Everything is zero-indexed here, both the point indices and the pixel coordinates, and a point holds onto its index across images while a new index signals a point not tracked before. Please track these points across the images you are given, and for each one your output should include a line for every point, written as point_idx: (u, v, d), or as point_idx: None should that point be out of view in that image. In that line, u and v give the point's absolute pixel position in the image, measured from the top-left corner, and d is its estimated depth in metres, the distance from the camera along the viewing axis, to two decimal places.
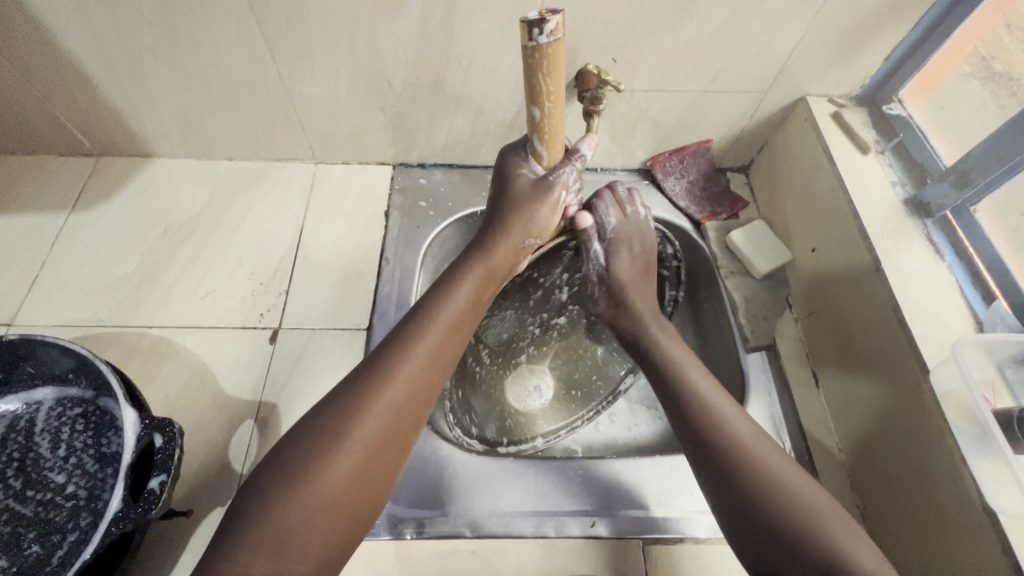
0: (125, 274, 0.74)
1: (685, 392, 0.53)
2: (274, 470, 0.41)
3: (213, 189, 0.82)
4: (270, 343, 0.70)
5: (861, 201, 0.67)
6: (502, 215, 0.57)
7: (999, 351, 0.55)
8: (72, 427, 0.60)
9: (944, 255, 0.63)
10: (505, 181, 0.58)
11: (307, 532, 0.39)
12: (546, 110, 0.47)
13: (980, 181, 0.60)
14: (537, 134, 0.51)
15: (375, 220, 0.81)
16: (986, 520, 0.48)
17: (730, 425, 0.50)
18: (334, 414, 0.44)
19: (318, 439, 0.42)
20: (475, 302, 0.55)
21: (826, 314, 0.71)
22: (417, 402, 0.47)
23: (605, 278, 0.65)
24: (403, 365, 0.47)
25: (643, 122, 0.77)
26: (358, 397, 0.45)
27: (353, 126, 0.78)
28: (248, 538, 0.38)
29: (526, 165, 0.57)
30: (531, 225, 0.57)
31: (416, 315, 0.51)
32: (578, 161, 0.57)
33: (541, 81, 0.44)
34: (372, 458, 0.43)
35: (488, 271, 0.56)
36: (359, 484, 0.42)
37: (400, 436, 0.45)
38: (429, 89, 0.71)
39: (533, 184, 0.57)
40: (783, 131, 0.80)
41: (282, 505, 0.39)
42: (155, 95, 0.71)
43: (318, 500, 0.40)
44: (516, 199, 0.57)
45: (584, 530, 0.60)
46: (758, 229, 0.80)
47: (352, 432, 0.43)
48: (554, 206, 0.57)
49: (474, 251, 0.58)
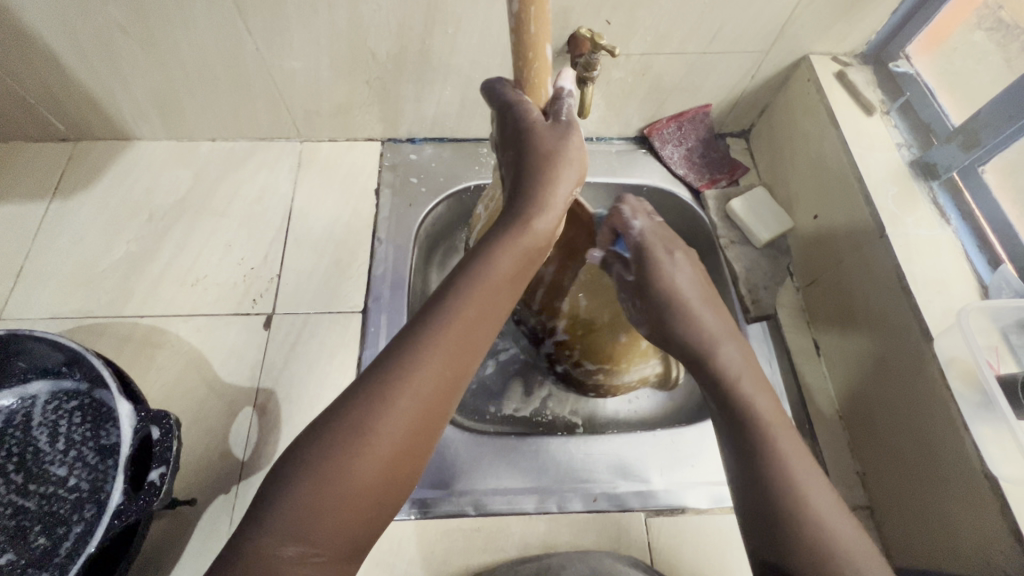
0: (112, 262, 0.72)
1: (783, 487, 0.39)
2: (299, 455, 0.37)
3: (197, 171, 0.79)
4: (264, 329, 0.69)
5: (865, 165, 0.65)
6: (527, 168, 0.48)
7: (1004, 316, 0.53)
8: (70, 420, 0.60)
9: (949, 219, 0.62)
10: (516, 129, 0.50)
11: (329, 523, 0.35)
12: (541, 56, 0.49)
13: (989, 141, 0.58)
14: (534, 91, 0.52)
15: (366, 199, 0.79)
16: (986, 485, 0.49)
17: (832, 534, 0.37)
18: (358, 403, 0.38)
19: (341, 428, 0.37)
20: (513, 274, 0.46)
21: (827, 283, 0.70)
22: (448, 385, 0.41)
23: (636, 289, 0.52)
24: (429, 355, 0.40)
25: (640, 88, 0.74)
26: (382, 387, 0.39)
27: (338, 100, 0.75)
28: (268, 523, 0.34)
29: (534, 112, 0.50)
30: (567, 173, 0.48)
31: (445, 294, 0.44)
32: (568, 100, 0.52)
33: (534, 19, 0.46)
34: (404, 451, 0.38)
35: (538, 231, 0.47)
36: (390, 475, 0.38)
37: (431, 425, 0.40)
38: (415, 59, 0.68)
39: (554, 127, 0.49)
40: (785, 93, 0.77)
41: (305, 493, 0.35)
42: (127, 74, 0.68)
43: (344, 494, 0.36)
44: (540, 148, 0.48)
45: (586, 504, 0.61)
46: (759, 196, 0.78)
47: (375, 429, 0.37)
48: (582, 144, 0.50)
49: (511, 209, 0.48)
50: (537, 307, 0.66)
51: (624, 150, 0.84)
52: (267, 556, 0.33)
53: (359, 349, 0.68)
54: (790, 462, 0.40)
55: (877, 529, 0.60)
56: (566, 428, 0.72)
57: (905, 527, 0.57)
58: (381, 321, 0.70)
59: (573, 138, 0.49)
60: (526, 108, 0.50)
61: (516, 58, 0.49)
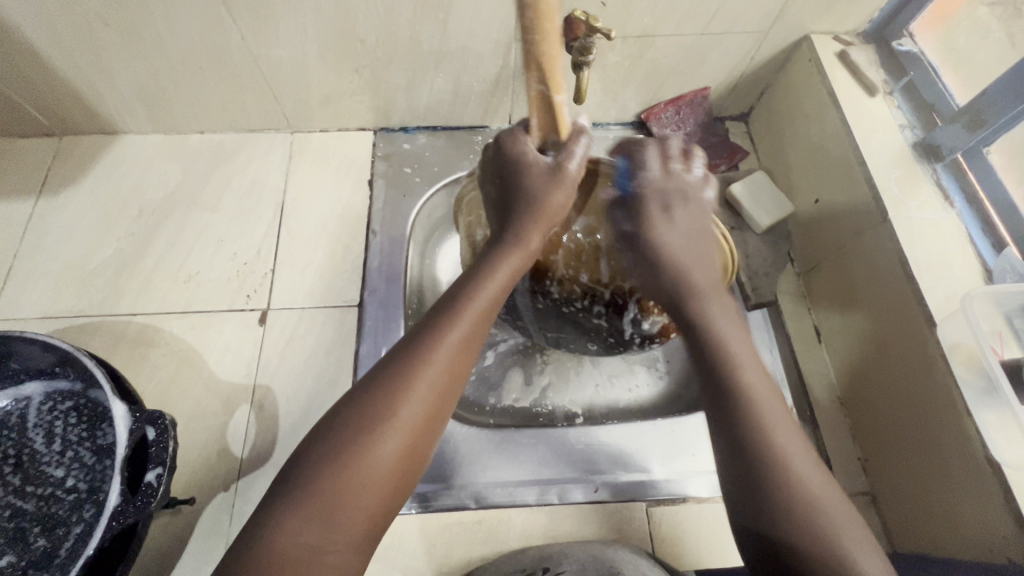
0: (102, 260, 0.71)
1: (756, 433, 0.40)
2: (320, 443, 0.39)
3: (187, 165, 0.78)
4: (259, 325, 0.68)
5: (867, 147, 0.64)
6: (512, 208, 0.49)
7: (1008, 300, 0.53)
8: (65, 421, 0.59)
9: (952, 201, 0.60)
10: (511, 166, 0.49)
11: (350, 506, 0.37)
12: (556, 82, 0.45)
13: (995, 120, 0.57)
14: (552, 128, 0.49)
15: (359, 190, 0.78)
16: (988, 471, 0.49)
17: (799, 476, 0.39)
18: (373, 394, 0.41)
19: (360, 415, 0.40)
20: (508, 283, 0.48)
21: (830, 268, 0.69)
22: (452, 384, 0.43)
23: (630, 239, 0.51)
24: (438, 350, 0.43)
25: (637, 72, 0.73)
26: (395, 379, 0.41)
27: (328, 89, 0.73)
28: (291, 510, 0.36)
29: (532, 153, 0.49)
30: (546, 223, 0.49)
31: (452, 295, 0.46)
32: (583, 144, 0.49)
33: (546, 42, 0.43)
34: (414, 446, 0.40)
35: (518, 264, 0.48)
36: (405, 467, 0.40)
37: (435, 427, 0.42)
38: (405, 46, 0.66)
39: (548, 171, 0.48)
40: (785, 74, 0.75)
41: (330, 477, 0.37)
42: (109, 66, 0.66)
43: (363, 479, 0.38)
44: (528, 193, 0.48)
45: (587, 495, 0.61)
46: (759, 180, 0.76)
47: (394, 416, 0.40)
48: (571, 194, 0.49)
49: (493, 245, 0.49)
50: (608, 279, 0.57)
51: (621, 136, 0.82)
52: (290, 543, 0.35)
53: (355, 343, 0.67)
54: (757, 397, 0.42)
55: (879, 515, 0.60)
56: (566, 418, 0.72)
57: (905, 510, 0.57)
58: (378, 314, 0.69)
59: (564, 185, 0.48)
60: (523, 146, 0.49)
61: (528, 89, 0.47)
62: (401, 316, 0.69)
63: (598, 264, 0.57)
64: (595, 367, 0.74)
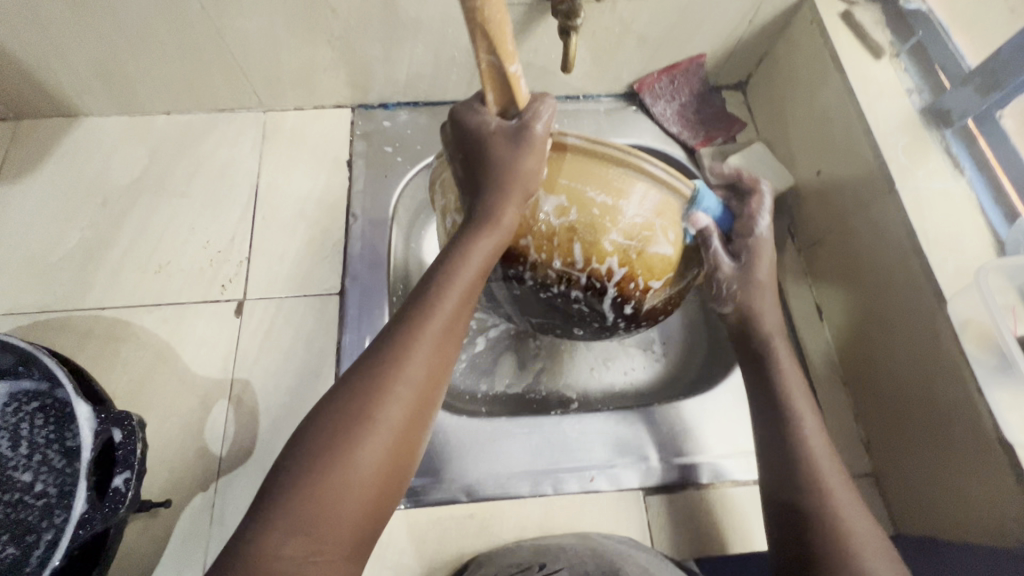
0: (67, 252, 0.67)
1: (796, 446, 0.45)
2: (303, 448, 0.36)
3: (153, 148, 0.73)
4: (236, 316, 0.65)
5: (873, 114, 0.60)
6: (482, 184, 0.45)
7: (1022, 273, 0.50)
8: (31, 422, 0.56)
9: (963, 170, 0.57)
10: (472, 140, 0.46)
11: (336, 512, 0.35)
12: (506, 50, 0.41)
13: (1009, 83, 0.54)
14: (514, 105, 0.45)
15: (338, 171, 0.74)
16: (1000, 453, 0.46)
17: (815, 452, 0.44)
18: (353, 392, 0.38)
19: (341, 415, 0.37)
20: (486, 268, 0.45)
21: (832, 243, 0.66)
22: (436, 376, 0.41)
23: (742, 279, 0.51)
24: (417, 342, 0.40)
25: (629, 39, 0.68)
26: (376, 375, 0.39)
27: (300, 63, 0.68)
28: (271, 518, 0.33)
29: (492, 122, 0.45)
30: (521, 194, 0.45)
31: (428, 283, 0.44)
32: (549, 105, 0.45)
33: (486, 5, 0.38)
34: (402, 440, 0.38)
35: (496, 243, 0.45)
36: (394, 465, 0.37)
37: (423, 420, 0.40)
38: (380, 13, 0.62)
39: (512, 136, 0.44)
40: (785, 38, 0.71)
41: (317, 482, 0.35)
42: (60, 41, 0.61)
43: (349, 484, 0.35)
44: (496, 163, 0.44)
45: (583, 485, 0.59)
46: (756, 152, 0.73)
47: (377, 416, 0.37)
48: (542, 158, 0.45)
49: (467, 225, 0.46)
50: (583, 264, 0.48)
51: (613, 108, 0.78)
52: (272, 555, 0.32)
53: (338, 334, 0.64)
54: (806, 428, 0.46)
55: (883, 498, 0.59)
56: (560, 404, 0.69)
57: (910, 493, 0.56)
58: (360, 303, 0.65)
59: (532, 147, 0.44)
60: (481, 116, 0.46)
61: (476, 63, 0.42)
62: (385, 303, 0.65)
63: (572, 248, 0.48)
64: (589, 351, 0.72)
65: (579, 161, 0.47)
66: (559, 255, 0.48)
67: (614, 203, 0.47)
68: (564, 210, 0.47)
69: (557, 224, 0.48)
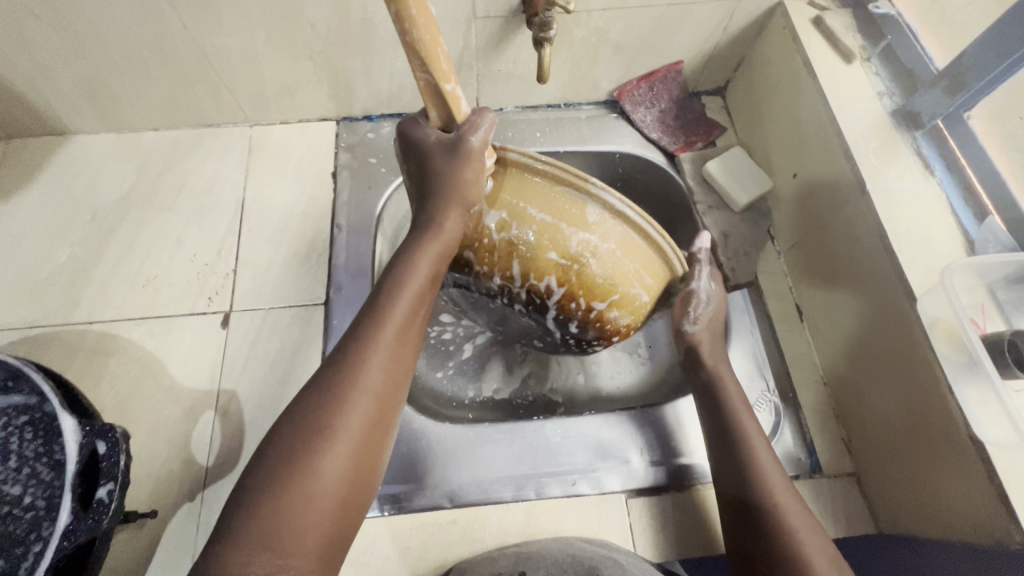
0: (56, 268, 0.68)
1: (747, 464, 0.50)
2: (263, 464, 0.37)
3: (141, 164, 0.74)
4: (223, 328, 0.66)
5: (845, 117, 0.61)
6: (427, 195, 0.48)
7: (991, 271, 0.50)
8: (20, 436, 0.56)
9: (933, 170, 0.58)
10: (416, 153, 0.48)
11: (300, 525, 0.35)
12: (439, 67, 0.41)
13: (974, 84, 0.55)
14: (454, 122, 0.46)
15: (323, 183, 0.75)
16: (971, 450, 0.47)
17: (763, 467, 0.50)
18: (310, 407, 0.39)
19: (298, 433, 0.38)
20: (434, 276, 0.48)
21: (811, 245, 0.66)
22: (395, 382, 0.43)
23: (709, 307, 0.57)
24: (372, 352, 0.42)
25: (605, 48, 0.69)
26: (331, 390, 0.40)
27: (283, 78, 0.70)
28: (235, 535, 0.34)
29: (431, 136, 0.47)
30: (461, 203, 0.47)
31: (378, 296, 0.46)
32: (486, 118, 0.46)
33: (414, 26, 0.38)
34: (364, 446, 0.39)
35: (440, 250, 0.48)
36: (356, 474, 0.38)
37: (384, 426, 0.41)
38: (358, 29, 0.63)
39: (449, 149, 0.46)
40: (761, 44, 0.72)
41: (278, 496, 0.36)
42: (46, 63, 0.63)
43: (313, 495, 0.36)
44: (435, 176, 0.46)
45: (566, 489, 0.59)
46: (735, 156, 0.74)
47: (334, 426, 0.38)
48: (481, 167, 0.47)
49: (413, 235, 0.48)
50: (521, 279, 0.52)
51: (594, 115, 0.79)
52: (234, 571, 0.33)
53: (322, 342, 0.65)
54: (753, 446, 0.51)
55: (865, 497, 0.59)
56: (546, 409, 0.70)
57: (888, 495, 0.56)
58: (344, 313, 0.66)
59: (468, 159, 0.46)
60: (423, 129, 0.47)
61: (413, 80, 0.42)
62: None
63: (511, 263, 0.51)
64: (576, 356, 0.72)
65: (523, 179, 0.49)
66: (499, 268, 0.52)
67: (556, 223, 0.49)
68: (505, 226, 0.50)
69: (498, 239, 0.50)
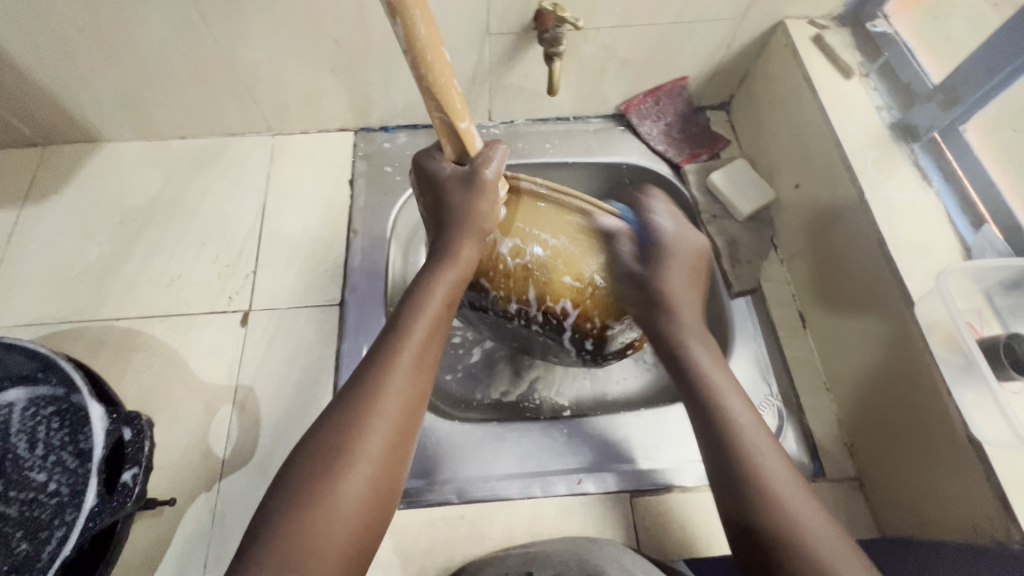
0: (85, 266, 0.71)
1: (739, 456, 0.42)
2: (287, 480, 0.39)
3: (169, 171, 0.78)
4: (242, 326, 0.68)
5: (843, 130, 0.63)
6: (443, 227, 0.50)
7: (987, 277, 0.52)
8: (48, 426, 0.58)
9: (931, 181, 0.60)
10: (432, 185, 0.50)
11: (321, 542, 0.37)
12: (453, 107, 0.45)
13: (969, 98, 0.57)
14: (467, 155, 0.49)
15: (341, 190, 0.78)
16: (971, 451, 0.47)
17: (756, 455, 0.42)
18: (331, 429, 0.40)
19: (322, 454, 0.39)
20: (452, 302, 0.49)
21: (812, 254, 0.68)
22: (414, 406, 0.43)
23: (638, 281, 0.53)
24: (392, 376, 0.43)
25: (612, 64, 0.73)
26: (352, 413, 0.41)
27: (306, 90, 0.73)
28: (261, 549, 0.36)
29: (446, 168, 0.50)
30: (477, 232, 0.50)
31: (398, 319, 0.47)
32: (498, 150, 0.50)
33: (430, 70, 0.43)
34: (384, 469, 0.40)
35: (459, 275, 0.49)
36: (376, 494, 0.40)
37: (404, 446, 0.42)
38: (378, 44, 0.67)
39: (464, 181, 0.49)
40: (763, 60, 0.74)
41: (300, 513, 0.37)
42: (86, 73, 0.67)
43: (334, 513, 0.38)
44: (453, 208, 0.49)
45: (571, 488, 0.61)
46: (739, 167, 0.76)
47: (355, 447, 0.40)
48: (494, 199, 0.50)
49: (431, 264, 0.50)
50: (539, 302, 0.55)
51: (602, 128, 0.82)
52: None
53: (336, 342, 0.67)
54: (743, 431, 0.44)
55: (868, 502, 0.60)
56: (553, 412, 0.71)
57: (890, 499, 0.57)
58: (357, 314, 0.69)
59: (484, 190, 0.49)
60: (438, 162, 0.50)
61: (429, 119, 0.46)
62: (382, 314, 0.69)
63: (527, 288, 0.54)
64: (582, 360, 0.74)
65: (532, 206, 0.54)
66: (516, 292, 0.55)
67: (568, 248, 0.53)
68: (519, 251, 0.53)
69: (513, 265, 0.54)
